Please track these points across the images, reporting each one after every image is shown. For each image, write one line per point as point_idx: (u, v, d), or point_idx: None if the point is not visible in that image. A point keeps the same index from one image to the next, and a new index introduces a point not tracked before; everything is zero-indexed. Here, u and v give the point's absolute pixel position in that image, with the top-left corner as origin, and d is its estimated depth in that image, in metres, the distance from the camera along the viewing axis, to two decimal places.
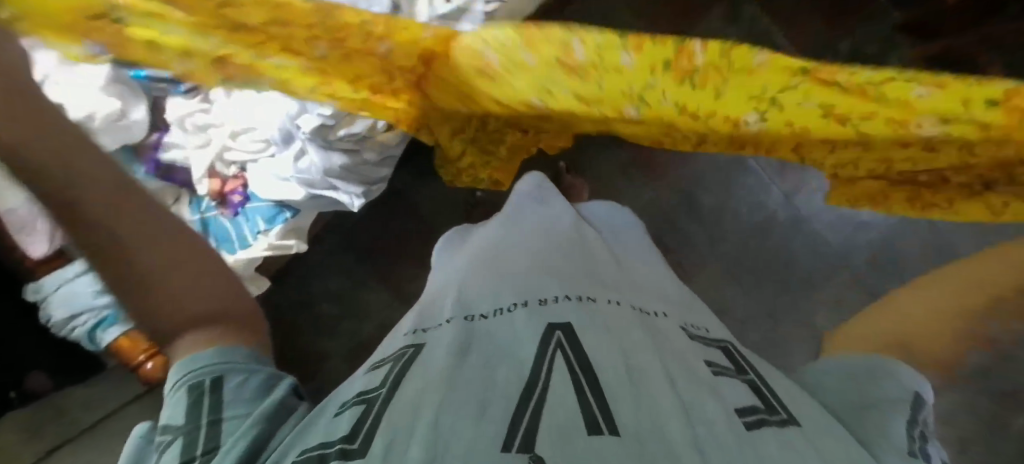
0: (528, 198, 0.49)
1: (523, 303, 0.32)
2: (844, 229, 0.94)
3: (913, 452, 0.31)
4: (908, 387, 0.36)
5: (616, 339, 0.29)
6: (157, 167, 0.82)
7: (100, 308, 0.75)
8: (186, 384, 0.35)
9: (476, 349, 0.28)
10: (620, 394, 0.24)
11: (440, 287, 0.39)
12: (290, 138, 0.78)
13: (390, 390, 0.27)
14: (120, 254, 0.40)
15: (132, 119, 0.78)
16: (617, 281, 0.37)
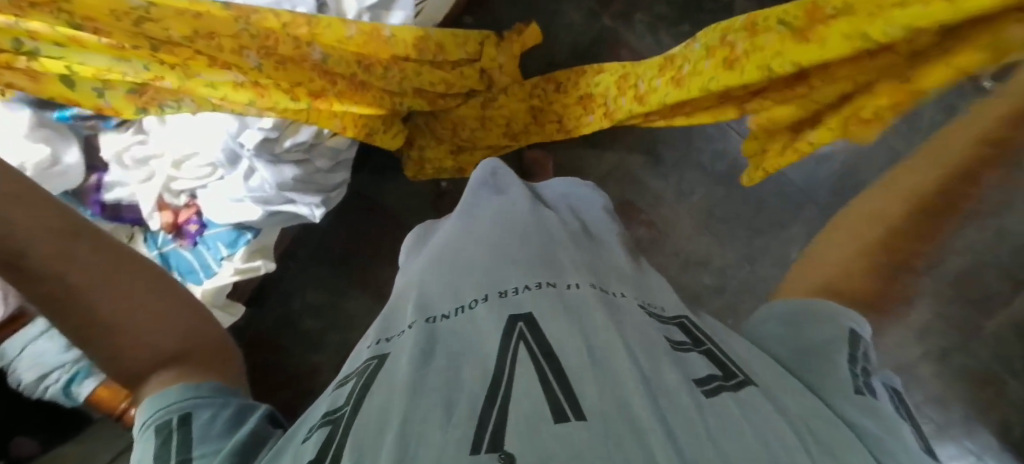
0: (485, 188, 0.48)
1: (484, 299, 0.31)
2: (803, 163, 0.94)
3: (858, 389, 0.33)
4: (840, 324, 0.36)
5: (582, 321, 0.29)
6: (104, 209, 0.79)
7: (73, 363, 0.76)
8: (155, 425, 0.34)
9: (436, 357, 0.27)
10: (583, 379, 0.24)
11: (402, 290, 0.38)
12: (236, 158, 0.74)
13: (356, 406, 0.26)
14: (71, 301, 0.38)
15: (66, 164, 0.74)
16: (578, 260, 0.36)
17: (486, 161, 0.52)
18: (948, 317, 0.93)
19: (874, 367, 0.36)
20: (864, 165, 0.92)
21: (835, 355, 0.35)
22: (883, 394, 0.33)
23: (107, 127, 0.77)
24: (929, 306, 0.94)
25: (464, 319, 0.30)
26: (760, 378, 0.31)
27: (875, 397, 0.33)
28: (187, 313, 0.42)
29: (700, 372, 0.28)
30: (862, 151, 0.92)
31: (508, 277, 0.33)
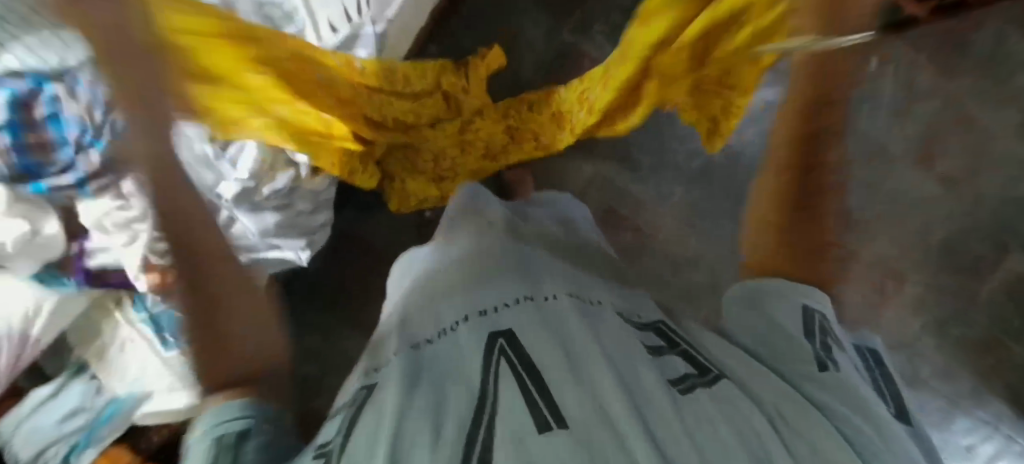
0: (463, 214, 0.48)
1: (465, 319, 0.32)
2: None
3: (822, 364, 0.36)
4: (795, 303, 0.40)
5: (560, 332, 0.29)
6: (88, 276, 0.79)
7: (69, 435, 0.80)
8: (209, 438, 0.38)
9: (421, 380, 0.27)
10: (564, 386, 0.25)
11: (385, 320, 0.39)
12: (216, 210, 0.73)
13: (344, 436, 0.26)
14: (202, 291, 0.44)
15: (47, 234, 0.74)
16: (553, 271, 0.37)
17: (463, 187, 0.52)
18: (937, 287, 0.95)
19: (838, 336, 0.39)
20: None
21: (784, 328, 0.39)
22: (844, 364, 0.36)
23: (84, 196, 0.75)
24: (917, 279, 0.95)
25: (447, 342, 0.31)
26: None
27: (840, 371, 0.36)
28: (268, 349, 0.46)
29: (675, 374, 0.30)
30: None
31: (486, 296, 0.34)
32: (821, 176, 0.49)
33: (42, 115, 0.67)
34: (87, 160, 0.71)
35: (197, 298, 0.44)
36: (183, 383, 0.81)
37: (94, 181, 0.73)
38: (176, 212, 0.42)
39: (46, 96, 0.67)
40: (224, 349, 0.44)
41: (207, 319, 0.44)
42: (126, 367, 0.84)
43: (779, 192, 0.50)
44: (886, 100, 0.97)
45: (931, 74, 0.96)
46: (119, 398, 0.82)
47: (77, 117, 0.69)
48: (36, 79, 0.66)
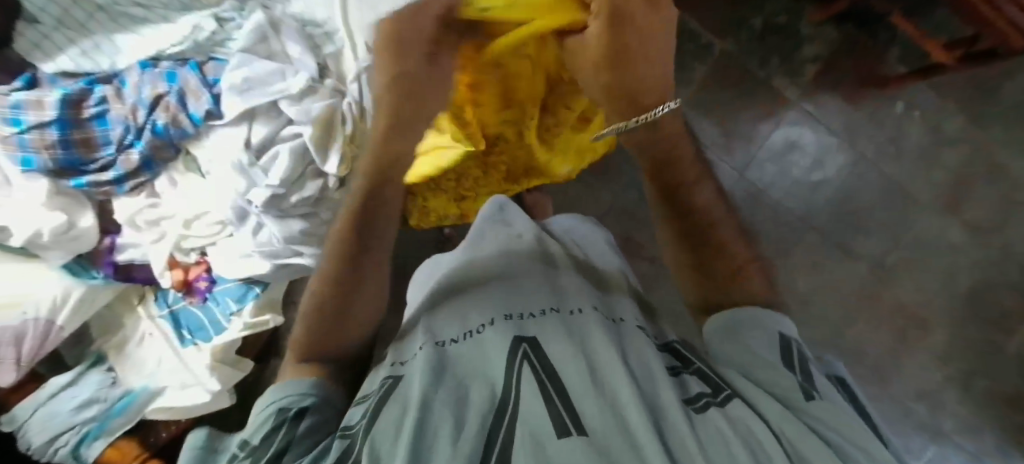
0: (492, 224, 0.48)
1: (492, 321, 0.34)
2: (798, 193, 0.99)
3: (810, 393, 0.34)
4: (772, 330, 0.40)
5: (585, 344, 0.31)
6: (116, 270, 0.81)
7: (82, 424, 0.78)
8: (274, 409, 0.42)
9: (446, 378, 0.29)
10: (583, 396, 0.26)
11: (410, 319, 0.41)
12: (245, 214, 0.77)
13: (370, 422, 0.28)
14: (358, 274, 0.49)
15: (81, 227, 0.77)
16: (578, 284, 0.38)
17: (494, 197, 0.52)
18: (964, 337, 0.94)
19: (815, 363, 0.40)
20: (859, 189, 0.98)
21: (758, 352, 0.38)
22: (828, 391, 0.35)
23: (121, 192, 0.79)
24: (944, 330, 0.95)
25: (471, 343, 0.33)
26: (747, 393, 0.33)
27: (825, 398, 0.34)
28: (375, 315, 0.50)
29: (692, 392, 0.31)
30: (852, 178, 0.98)
31: (513, 304, 0.35)
32: (688, 196, 0.55)
33: (92, 113, 0.75)
34: (126, 159, 0.76)
35: (348, 273, 0.49)
36: (195, 382, 0.83)
37: (132, 177, 0.78)
38: (382, 198, 0.50)
39: (96, 97, 0.75)
40: (344, 320, 0.49)
41: (350, 296, 0.49)
42: (143, 361, 0.85)
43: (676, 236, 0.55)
44: (912, 145, 0.96)
45: (959, 120, 0.94)
46: (133, 391, 0.82)
47: (120, 118, 0.75)
48: (87, 81, 0.76)
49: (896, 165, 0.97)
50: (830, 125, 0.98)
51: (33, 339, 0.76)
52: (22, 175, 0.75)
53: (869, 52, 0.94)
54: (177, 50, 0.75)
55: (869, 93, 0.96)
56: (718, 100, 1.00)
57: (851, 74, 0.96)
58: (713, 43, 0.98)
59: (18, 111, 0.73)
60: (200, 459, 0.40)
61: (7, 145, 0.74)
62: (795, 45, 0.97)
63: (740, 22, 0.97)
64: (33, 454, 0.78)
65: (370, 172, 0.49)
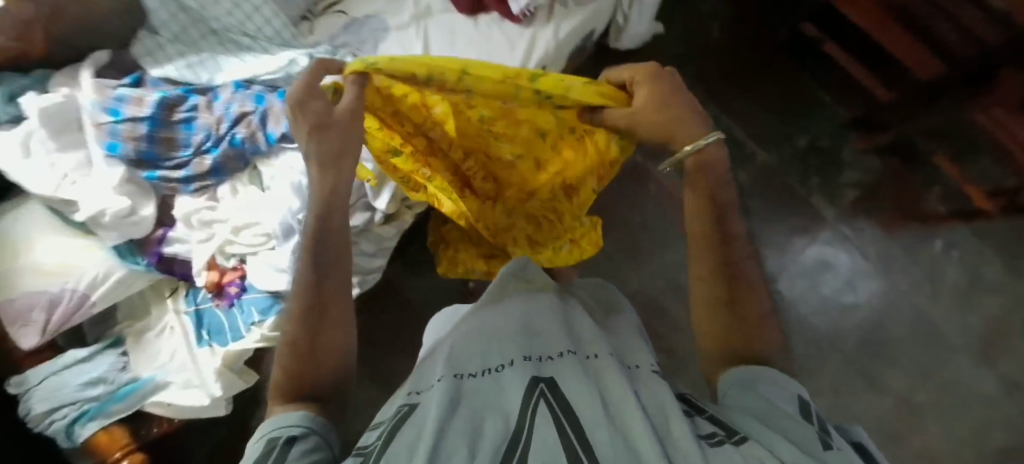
0: (512, 276, 0.53)
1: (513, 363, 0.37)
2: (828, 313, 0.99)
3: (827, 443, 0.32)
4: (791, 391, 0.39)
5: (602, 386, 0.33)
6: (160, 260, 0.84)
7: (83, 402, 0.79)
8: (266, 438, 0.39)
9: (463, 404, 0.32)
10: (597, 427, 0.29)
11: (434, 353, 0.43)
12: (290, 231, 0.81)
13: (383, 442, 0.30)
14: (328, 296, 0.49)
15: (141, 215, 0.81)
16: (592, 330, 0.42)
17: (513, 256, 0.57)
18: None
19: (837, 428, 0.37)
20: (887, 320, 0.98)
21: (783, 408, 0.37)
22: (847, 445, 0.33)
23: (186, 191, 0.85)
24: None
25: (488, 380, 0.35)
26: (756, 433, 0.33)
27: (843, 449, 0.32)
28: (343, 341, 0.49)
29: (705, 431, 0.32)
30: (881, 307, 0.98)
31: (533, 349, 0.39)
32: (732, 226, 0.49)
33: (181, 117, 0.84)
34: (199, 162, 0.84)
35: (311, 301, 0.49)
36: (199, 383, 0.83)
37: (199, 180, 0.85)
38: (331, 224, 0.51)
39: (188, 105, 0.85)
40: (312, 350, 0.47)
41: (314, 321, 0.48)
42: (157, 351, 0.86)
43: (715, 266, 0.49)
44: (947, 282, 0.98)
45: (996, 268, 0.98)
46: (140, 379, 0.83)
47: (205, 125, 0.84)
48: (186, 89, 0.86)
49: (925, 303, 0.98)
50: (866, 253, 1.01)
51: (65, 307, 0.79)
52: (104, 159, 0.82)
53: (907, 188, 1.03)
54: (271, 77, 0.86)
55: (904, 226, 1.01)
56: (757, 206, 1.03)
57: (889, 203, 1.02)
58: (757, 153, 1.06)
59: (119, 104, 0.83)
60: None
61: (98, 130, 0.82)
62: (836, 168, 1.04)
63: (786, 138, 1.06)
64: (30, 422, 0.79)
65: (316, 208, 0.51)
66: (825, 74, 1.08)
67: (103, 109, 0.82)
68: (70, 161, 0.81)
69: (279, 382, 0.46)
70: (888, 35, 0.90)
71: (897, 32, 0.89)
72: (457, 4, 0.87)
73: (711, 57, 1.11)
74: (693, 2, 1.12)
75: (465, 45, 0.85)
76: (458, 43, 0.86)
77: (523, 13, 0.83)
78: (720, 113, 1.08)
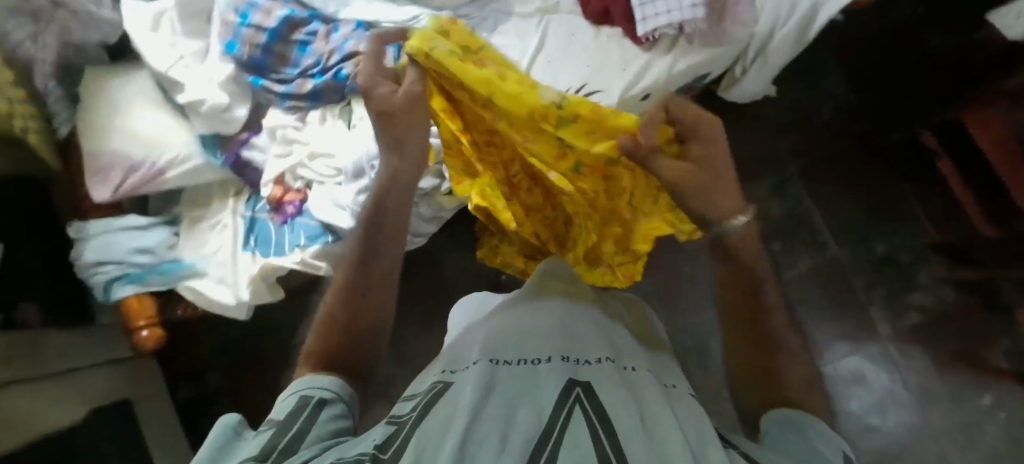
0: (561, 278, 0.60)
1: (549, 359, 0.43)
2: (846, 426, 0.97)
3: None
4: (837, 446, 0.38)
5: (637, 399, 0.39)
6: (234, 161, 0.88)
7: (130, 265, 0.85)
8: (298, 394, 0.43)
9: (499, 390, 0.39)
10: (631, 439, 0.34)
11: (471, 336, 0.51)
12: (360, 174, 0.84)
13: (416, 419, 0.37)
14: (370, 276, 0.51)
15: (234, 114, 0.86)
16: (627, 347, 0.48)
17: (560, 262, 0.63)
18: None
19: None
20: (906, 456, 0.94)
21: (826, 457, 0.37)
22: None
23: (280, 106, 0.89)
24: None
25: (523, 369, 0.42)
26: None
27: None
28: (380, 320, 0.52)
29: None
30: (903, 440, 0.95)
31: (570, 351, 0.45)
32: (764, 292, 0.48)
33: (300, 38, 0.89)
34: (301, 83, 0.88)
35: (355, 282, 0.51)
36: (231, 283, 0.87)
37: (294, 99, 0.89)
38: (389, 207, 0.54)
39: (309, 30, 0.89)
40: (350, 327, 0.50)
41: (357, 302, 0.50)
42: (206, 242, 0.91)
43: (747, 330, 0.47)
44: (986, 441, 0.93)
45: None
46: (182, 261, 0.88)
47: (318, 52, 0.88)
48: (312, 14, 0.90)
49: (953, 452, 0.93)
50: (908, 383, 0.98)
51: (143, 174, 0.84)
52: (220, 54, 0.87)
53: (975, 333, 0.97)
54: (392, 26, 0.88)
55: (957, 368, 0.97)
56: (808, 298, 1.03)
57: (946, 339, 0.98)
58: (830, 245, 1.05)
59: (249, 9, 0.88)
60: (225, 439, 0.40)
61: (225, 27, 0.87)
62: (902, 286, 1.01)
63: (864, 241, 1.04)
64: (77, 265, 0.85)
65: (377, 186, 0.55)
66: (928, 193, 1.03)
67: (235, 10, 0.87)
68: (190, 47, 0.87)
69: (313, 349, 0.49)
70: (1001, 157, 0.87)
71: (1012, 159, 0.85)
72: (585, 11, 0.88)
73: (808, 136, 1.08)
74: (817, 76, 1.08)
75: (580, 51, 0.86)
76: (574, 47, 0.87)
77: (646, 37, 0.83)
78: (804, 194, 1.07)
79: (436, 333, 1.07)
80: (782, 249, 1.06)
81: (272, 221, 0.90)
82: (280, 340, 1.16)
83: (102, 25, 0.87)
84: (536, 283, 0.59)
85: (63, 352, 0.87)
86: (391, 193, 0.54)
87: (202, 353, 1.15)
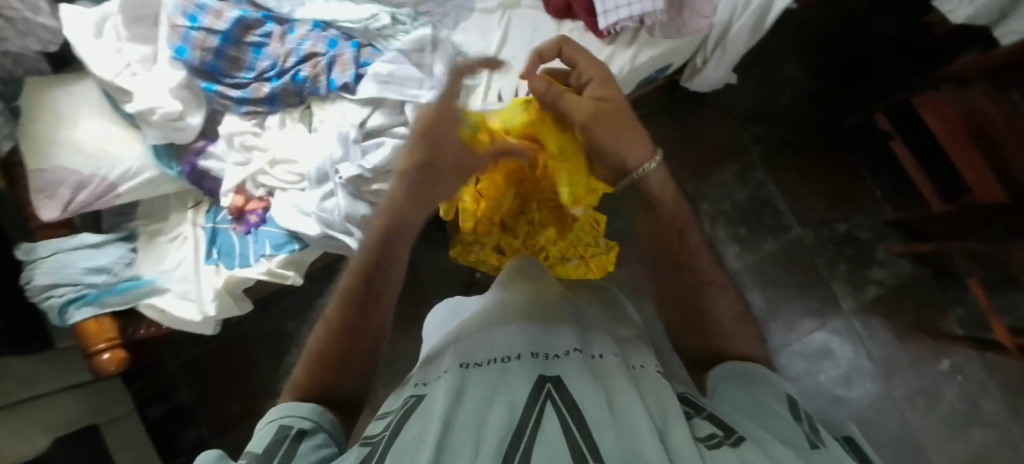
0: (522, 272, 0.60)
1: (519, 356, 0.43)
2: (817, 398, 1.01)
3: (813, 444, 0.34)
4: (780, 389, 0.40)
5: (605, 385, 0.40)
6: (192, 171, 0.85)
7: (85, 285, 0.80)
8: (278, 424, 0.42)
9: (470, 395, 0.39)
10: (600, 427, 0.35)
11: (441, 345, 0.51)
12: (324, 179, 0.82)
13: (389, 436, 0.37)
14: (366, 317, 0.51)
15: (187, 123, 0.82)
16: (598, 336, 0.49)
17: (525, 259, 0.63)
18: None
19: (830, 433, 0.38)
20: (873, 423, 1.00)
21: (771, 406, 0.38)
22: (834, 445, 0.35)
23: (236, 111, 0.87)
24: None
25: (494, 369, 0.42)
26: (755, 433, 0.35)
27: (830, 449, 0.34)
28: (374, 350, 0.52)
29: (705, 433, 0.36)
30: (870, 408, 1.00)
31: (540, 346, 0.45)
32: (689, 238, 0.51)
33: (254, 40, 0.86)
34: (257, 87, 0.85)
35: (353, 324, 0.50)
36: (196, 298, 0.84)
37: (252, 104, 0.86)
38: (393, 249, 0.53)
39: (263, 31, 0.86)
40: (342, 364, 0.49)
41: (354, 338, 0.50)
42: (165, 256, 0.87)
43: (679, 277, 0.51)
44: (944, 402, 0.99)
45: (996, 404, 0.98)
46: (142, 278, 0.83)
47: (274, 54, 0.85)
48: (265, 15, 0.87)
49: (914, 414, 0.99)
50: (872, 353, 1.03)
51: (94, 189, 0.80)
52: (169, 60, 0.83)
53: (932, 303, 1.02)
54: (350, 26, 0.86)
55: (916, 336, 1.02)
56: (776, 279, 1.06)
57: (906, 309, 1.03)
58: (793, 227, 1.08)
59: (198, 11, 0.83)
60: None
61: (173, 32, 0.83)
62: (863, 262, 1.05)
63: (825, 222, 1.08)
64: (29, 290, 0.79)
65: (378, 232, 0.52)
66: (885, 173, 1.07)
67: (182, 12, 0.83)
68: (137, 53, 0.83)
69: (310, 384, 0.48)
70: (964, 156, 0.85)
71: (975, 157, 0.84)
72: (547, 6, 0.88)
73: (769, 122, 1.11)
74: (776, 65, 1.11)
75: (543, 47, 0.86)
76: (535, 43, 0.87)
77: (608, 30, 0.83)
78: (768, 179, 1.10)
79: (412, 335, 1.07)
80: (750, 233, 1.08)
81: (235, 231, 0.87)
82: (251, 352, 1.13)
83: (41, 32, 0.81)
84: (505, 281, 0.59)
85: (22, 380, 0.84)
86: (399, 241, 0.53)
87: (172, 371, 1.11)
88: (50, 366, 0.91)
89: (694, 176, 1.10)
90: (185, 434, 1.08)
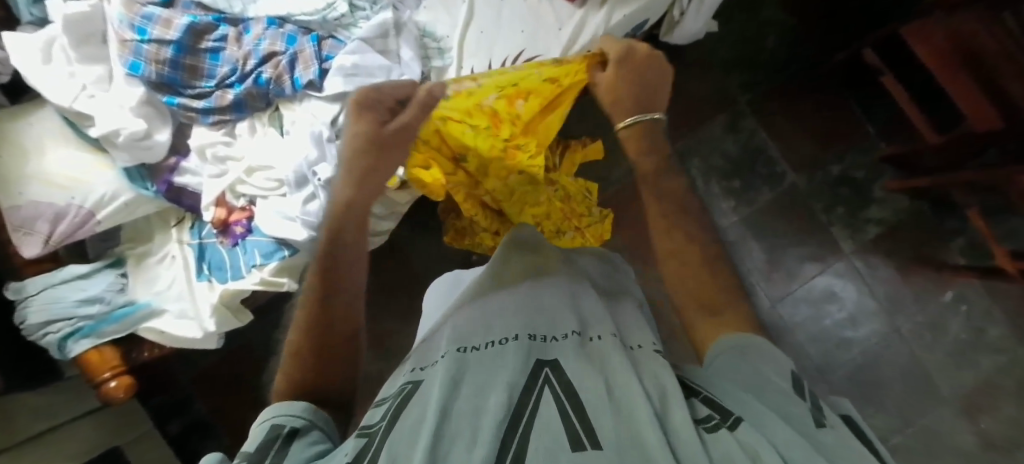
0: (514, 249, 0.58)
1: (516, 338, 0.42)
2: (823, 342, 1.01)
3: (819, 423, 0.34)
4: (782, 364, 0.39)
5: (603, 369, 0.39)
6: (169, 188, 0.82)
7: (79, 318, 0.78)
8: (272, 422, 0.41)
9: (467, 381, 0.38)
10: (600, 413, 0.34)
11: (435, 333, 0.49)
12: (304, 181, 0.79)
13: (386, 426, 0.36)
14: (331, 310, 0.50)
15: (155, 140, 0.79)
16: (598, 312, 0.47)
17: (522, 234, 0.60)
18: None
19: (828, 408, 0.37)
20: (881, 361, 1.00)
21: (773, 379, 0.37)
22: (839, 423, 0.35)
23: (203, 122, 0.84)
24: None
25: (491, 352, 0.41)
26: (756, 413, 0.35)
27: (836, 428, 0.34)
28: (351, 345, 0.50)
29: (703, 415, 0.35)
30: (878, 346, 1.00)
31: (537, 328, 0.44)
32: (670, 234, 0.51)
33: (209, 46, 0.82)
34: (221, 95, 0.82)
35: (323, 316, 0.49)
36: (193, 316, 0.83)
37: (217, 113, 0.83)
38: (344, 242, 0.53)
39: (218, 35, 0.82)
40: (323, 349, 0.48)
41: (326, 332, 0.49)
42: (157, 278, 0.85)
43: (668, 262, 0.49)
44: (950, 333, 0.99)
45: (1002, 330, 0.98)
46: (137, 302, 0.81)
47: (232, 59, 0.82)
48: (217, 17, 0.83)
49: (922, 348, 0.99)
50: (876, 293, 1.02)
51: (71, 220, 0.78)
52: (125, 76, 0.81)
53: (932, 236, 1.01)
54: (307, 19, 0.83)
55: (918, 269, 1.01)
56: (773, 229, 1.05)
57: (906, 243, 1.02)
58: (788, 174, 1.06)
59: (147, 23, 0.80)
60: None
61: (123, 47, 0.80)
62: (859, 200, 1.03)
63: (819, 164, 1.06)
64: (25, 329, 0.78)
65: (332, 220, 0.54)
66: (875, 109, 1.04)
67: (131, 26, 0.80)
68: (91, 74, 0.80)
69: (295, 384, 0.46)
70: (957, 87, 0.80)
71: (968, 86, 0.80)
72: None
73: (754, 67, 1.07)
74: (756, 7, 1.06)
75: (512, 20, 0.83)
76: (504, 14, 0.83)
77: None
78: (758, 127, 1.07)
79: (415, 325, 1.06)
80: (744, 184, 1.06)
81: (223, 244, 0.85)
82: (258, 360, 1.12)
83: None
84: (502, 259, 0.57)
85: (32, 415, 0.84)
86: (346, 232, 0.53)
87: (184, 386, 1.12)
88: (63, 398, 0.91)
89: (682, 132, 1.08)
90: (206, 446, 1.08)
